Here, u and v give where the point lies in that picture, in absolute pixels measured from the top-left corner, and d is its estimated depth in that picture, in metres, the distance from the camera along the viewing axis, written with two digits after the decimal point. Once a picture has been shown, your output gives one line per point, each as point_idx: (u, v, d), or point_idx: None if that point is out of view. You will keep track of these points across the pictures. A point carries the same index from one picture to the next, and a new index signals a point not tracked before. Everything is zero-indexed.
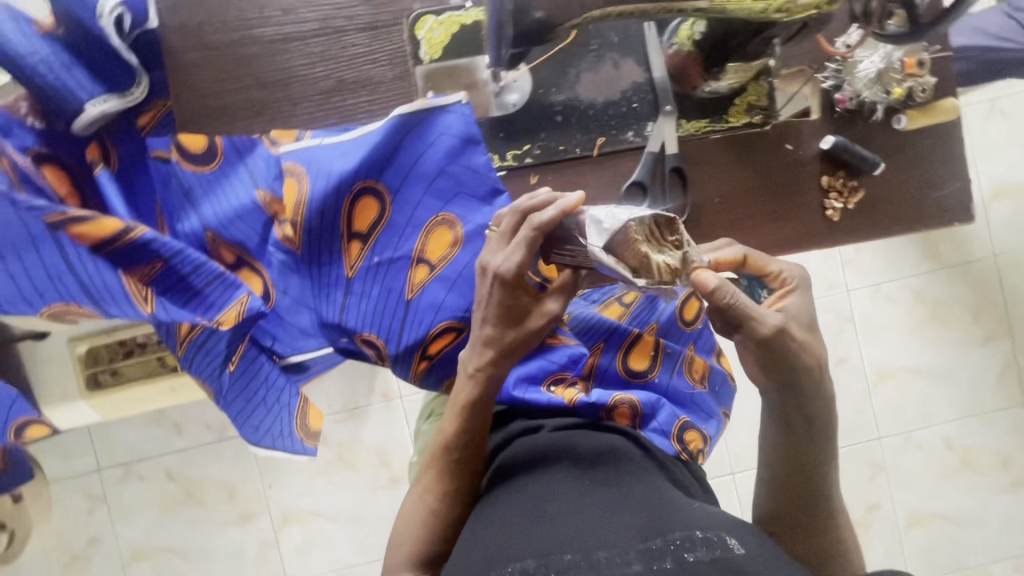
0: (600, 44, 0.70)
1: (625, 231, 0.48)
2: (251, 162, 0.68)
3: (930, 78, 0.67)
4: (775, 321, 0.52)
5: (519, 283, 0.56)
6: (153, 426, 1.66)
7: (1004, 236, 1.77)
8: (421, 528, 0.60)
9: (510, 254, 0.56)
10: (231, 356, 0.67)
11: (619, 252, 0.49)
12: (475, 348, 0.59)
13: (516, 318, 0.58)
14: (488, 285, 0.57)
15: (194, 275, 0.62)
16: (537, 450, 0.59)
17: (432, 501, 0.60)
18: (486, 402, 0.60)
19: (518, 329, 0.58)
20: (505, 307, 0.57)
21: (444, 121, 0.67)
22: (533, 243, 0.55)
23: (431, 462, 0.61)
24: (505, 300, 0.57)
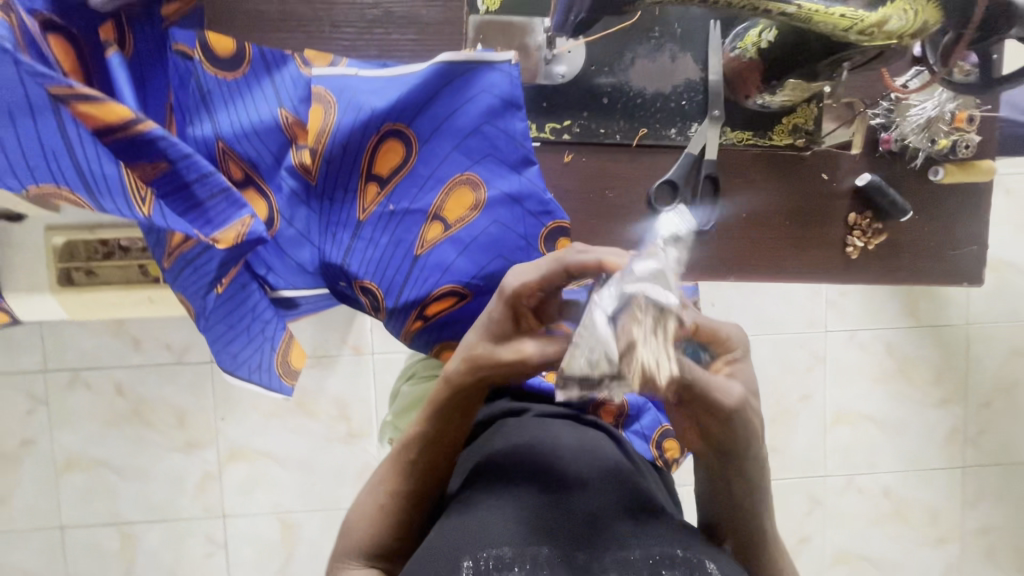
0: (662, 31, 0.67)
1: (631, 309, 0.41)
2: (278, 79, 0.64)
3: (975, 136, 0.67)
4: (737, 394, 0.46)
5: (514, 305, 0.49)
6: (110, 337, 1.59)
7: (980, 307, 1.83)
8: (370, 522, 0.53)
9: (521, 276, 0.49)
10: (222, 277, 0.63)
11: (619, 324, 0.41)
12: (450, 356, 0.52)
13: (496, 339, 0.50)
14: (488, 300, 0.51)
15: (198, 184, 0.58)
16: (519, 439, 0.56)
17: (382, 495, 0.54)
18: (454, 412, 0.52)
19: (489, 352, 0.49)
20: (485, 323, 0.50)
21: (489, 78, 0.64)
22: (554, 277, 0.49)
23: (392, 452, 0.55)
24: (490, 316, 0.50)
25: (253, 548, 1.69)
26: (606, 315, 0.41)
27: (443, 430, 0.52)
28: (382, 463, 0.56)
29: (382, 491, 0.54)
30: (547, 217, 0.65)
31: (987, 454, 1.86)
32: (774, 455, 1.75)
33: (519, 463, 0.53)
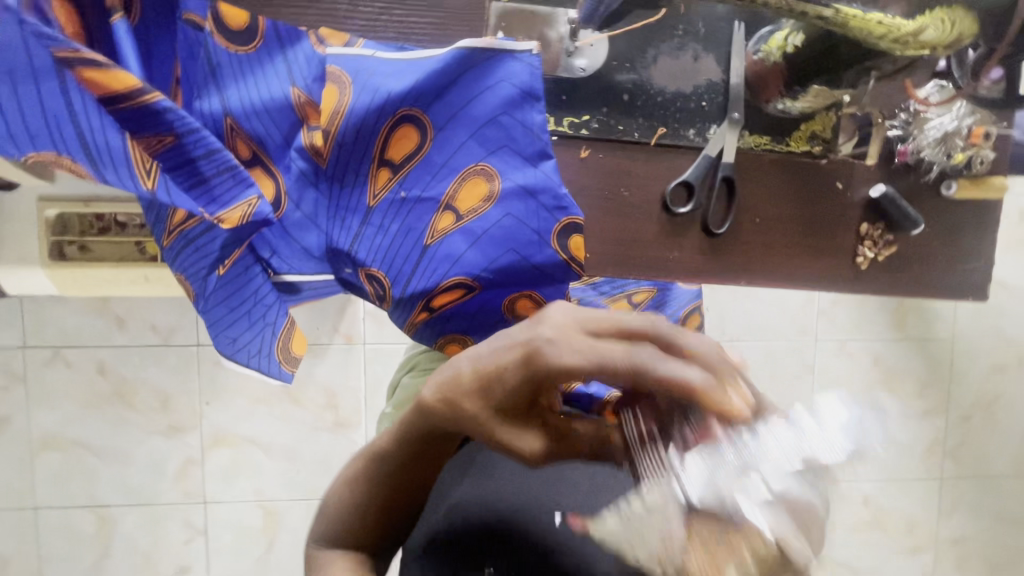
0: (686, 30, 0.66)
1: (714, 509, 0.36)
2: (292, 56, 0.62)
3: (990, 153, 0.67)
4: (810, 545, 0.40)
5: (543, 380, 0.42)
6: (93, 315, 1.55)
7: (967, 323, 1.86)
8: (338, 519, 0.50)
9: (570, 358, 0.41)
10: (224, 259, 0.62)
11: (693, 518, 0.36)
12: (442, 384, 0.44)
13: (501, 404, 0.43)
14: (518, 355, 0.42)
15: (204, 161, 0.56)
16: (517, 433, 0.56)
17: (351, 494, 0.50)
18: (429, 441, 0.47)
19: (487, 416, 0.43)
20: (500, 383, 0.42)
21: (509, 68, 0.63)
22: (611, 371, 0.40)
23: (365, 450, 0.51)
24: (510, 379, 0.42)
25: (234, 535, 1.66)
26: (687, 495, 0.36)
27: (422, 448, 0.47)
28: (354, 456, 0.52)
29: (353, 489, 0.50)
30: (561, 213, 0.64)
31: (965, 467, 1.90)
32: None
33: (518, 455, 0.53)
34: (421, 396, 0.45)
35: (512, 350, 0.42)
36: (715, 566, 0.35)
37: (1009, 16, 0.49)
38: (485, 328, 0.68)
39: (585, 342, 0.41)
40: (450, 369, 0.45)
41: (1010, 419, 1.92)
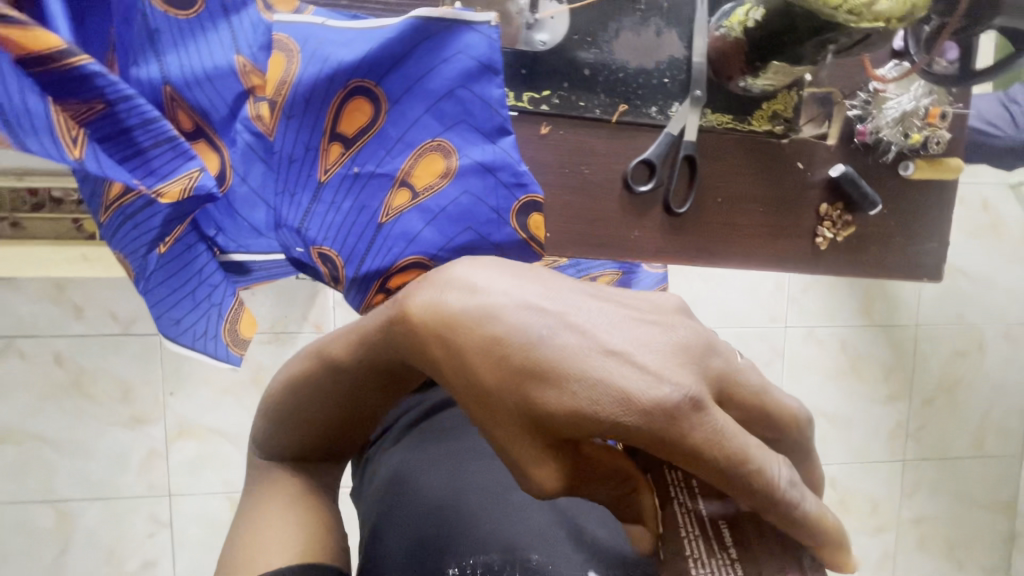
0: (648, 5, 0.65)
1: None
2: (236, 22, 0.58)
3: (946, 133, 0.67)
4: None
5: (632, 438, 0.36)
6: (49, 302, 1.48)
7: (930, 310, 1.91)
8: (278, 412, 0.55)
9: (701, 438, 0.36)
10: (165, 236, 0.59)
11: None
12: (471, 335, 0.38)
13: (536, 411, 0.37)
14: (616, 379, 0.35)
15: (139, 131, 0.53)
16: (467, 442, 0.67)
17: (293, 391, 0.53)
18: (402, 353, 0.44)
19: (503, 405, 0.38)
20: (559, 390, 0.36)
21: (466, 39, 0.61)
22: (746, 474, 0.37)
23: (311, 354, 0.52)
24: (576, 398, 0.35)
25: (200, 527, 1.63)
26: None
27: (383, 367, 0.47)
28: (303, 356, 0.53)
29: (298, 391, 0.52)
30: (521, 190, 0.63)
31: (926, 450, 1.96)
32: None
33: (460, 468, 0.64)
34: (423, 318, 0.40)
35: (622, 378, 0.36)
36: None
37: None
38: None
39: (723, 428, 0.37)
40: (506, 317, 0.37)
41: (971, 404, 1.98)
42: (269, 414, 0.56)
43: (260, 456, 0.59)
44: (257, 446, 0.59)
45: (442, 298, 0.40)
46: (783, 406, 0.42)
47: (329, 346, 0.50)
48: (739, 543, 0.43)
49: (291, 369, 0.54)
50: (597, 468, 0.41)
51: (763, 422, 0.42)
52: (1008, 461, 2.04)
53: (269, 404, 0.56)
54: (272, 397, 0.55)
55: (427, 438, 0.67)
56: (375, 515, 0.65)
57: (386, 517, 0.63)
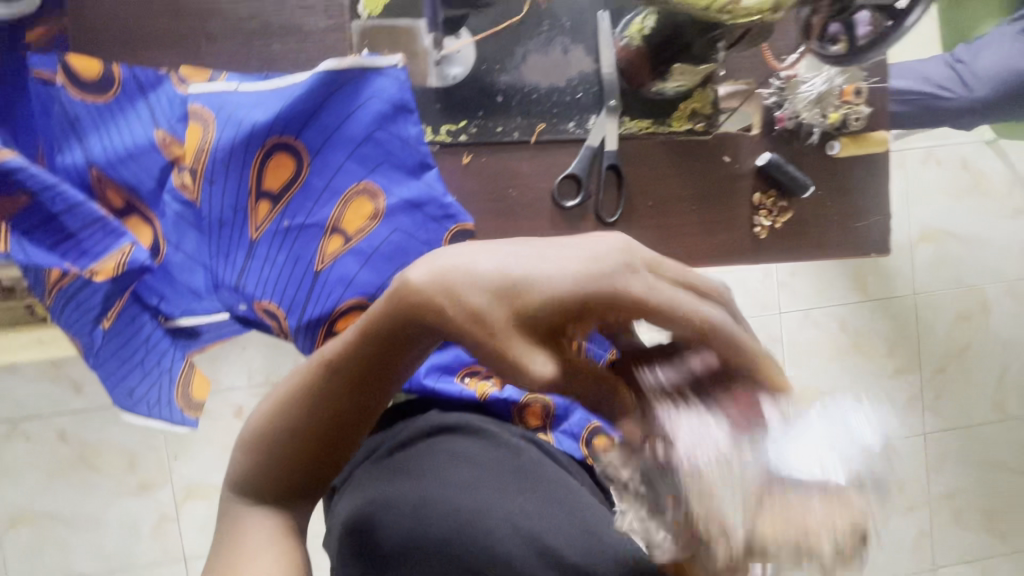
0: (551, 25, 0.67)
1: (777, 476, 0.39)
2: (153, 99, 0.61)
3: (865, 108, 0.69)
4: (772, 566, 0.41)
5: (596, 306, 0.40)
6: (49, 382, 1.50)
7: (927, 279, 1.85)
8: (267, 446, 0.50)
9: (640, 292, 0.41)
10: (107, 312, 0.60)
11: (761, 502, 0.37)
12: (466, 278, 0.40)
13: (529, 316, 0.39)
14: (579, 271, 0.40)
15: (66, 216, 0.56)
16: (449, 466, 0.64)
17: (286, 414, 0.49)
18: (403, 334, 0.44)
19: (502, 326, 0.39)
20: (545, 286, 0.39)
21: (377, 84, 0.63)
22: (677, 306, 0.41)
23: (302, 374, 0.50)
24: (557, 292, 0.39)
25: None
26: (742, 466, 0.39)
27: (382, 360, 0.46)
28: (294, 375, 0.50)
29: (291, 409, 0.49)
30: (450, 221, 0.64)
31: (944, 421, 1.87)
32: None
33: (441, 499, 0.61)
34: (421, 281, 0.40)
35: (585, 268, 0.41)
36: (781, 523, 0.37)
37: None
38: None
39: (654, 285, 0.42)
40: (489, 257, 0.40)
41: (983, 369, 1.90)
42: (255, 446, 0.51)
43: (235, 505, 0.52)
44: (231, 491, 0.52)
45: (437, 261, 0.41)
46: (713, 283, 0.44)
47: (326, 358, 0.48)
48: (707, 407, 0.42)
49: (281, 391, 0.51)
50: (586, 366, 0.41)
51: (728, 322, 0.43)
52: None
53: (254, 432, 0.51)
54: (260, 426, 0.51)
55: (402, 466, 0.64)
56: (342, 545, 0.63)
57: (359, 539, 0.61)
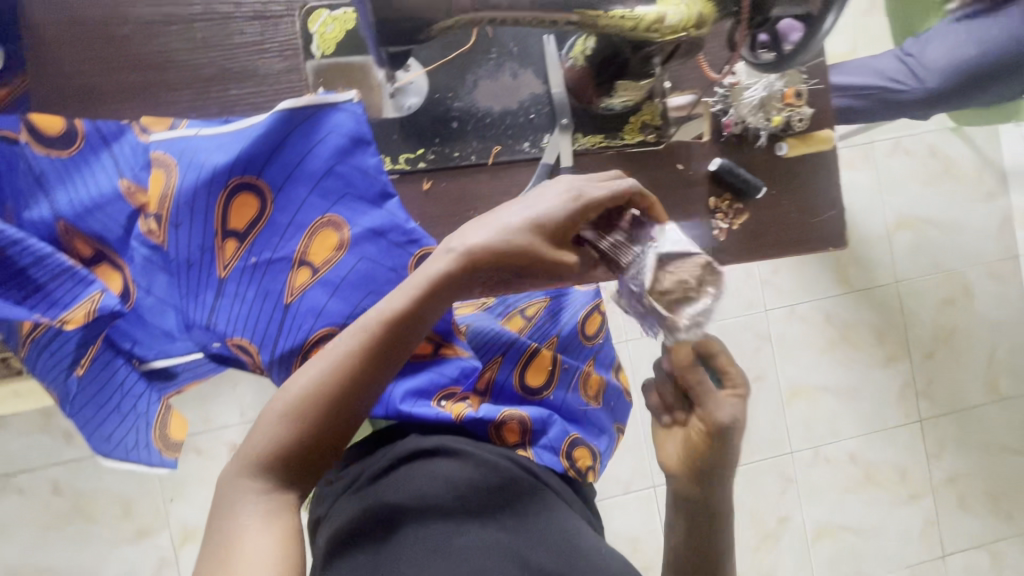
0: (500, 52, 0.69)
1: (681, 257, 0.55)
2: (116, 149, 0.63)
3: (807, 110, 0.71)
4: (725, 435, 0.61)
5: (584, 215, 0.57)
6: (40, 434, 1.45)
7: (907, 266, 1.79)
8: (322, 402, 0.48)
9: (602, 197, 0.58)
10: (80, 359, 0.61)
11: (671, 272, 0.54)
12: (516, 221, 0.54)
13: (551, 233, 0.55)
14: (570, 196, 0.56)
15: (34, 268, 0.57)
16: (430, 486, 0.64)
17: (348, 368, 0.49)
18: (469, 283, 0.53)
19: (544, 247, 0.55)
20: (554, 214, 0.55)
21: (334, 119, 0.65)
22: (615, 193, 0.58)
23: (361, 329, 0.50)
24: (565, 214, 0.56)
25: None
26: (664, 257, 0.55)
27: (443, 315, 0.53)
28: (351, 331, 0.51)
29: (354, 361, 0.49)
30: (414, 246, 0.66)
31: (940, 406, 1.78)
32: None
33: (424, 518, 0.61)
34: (487, 238, 0.53)
35: (569, 193, 0.57)
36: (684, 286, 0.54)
37: None
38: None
39: (603, 187, 0.59)
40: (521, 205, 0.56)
41: (973, 352, 1.84)
42: (299, 410, 0.48)
43: (252, 484, 0.47)
44: (250, 466, 0.47)
45: (487, 219, 0.55)
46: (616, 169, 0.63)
47: (386, 315, 0.51)
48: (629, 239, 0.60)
49: (336, 353, 0.50)
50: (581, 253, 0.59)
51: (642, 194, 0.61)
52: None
53: (299, 397, 0.48)
54: (306, 388, 0.48)
55: (382, 492, 0.65)
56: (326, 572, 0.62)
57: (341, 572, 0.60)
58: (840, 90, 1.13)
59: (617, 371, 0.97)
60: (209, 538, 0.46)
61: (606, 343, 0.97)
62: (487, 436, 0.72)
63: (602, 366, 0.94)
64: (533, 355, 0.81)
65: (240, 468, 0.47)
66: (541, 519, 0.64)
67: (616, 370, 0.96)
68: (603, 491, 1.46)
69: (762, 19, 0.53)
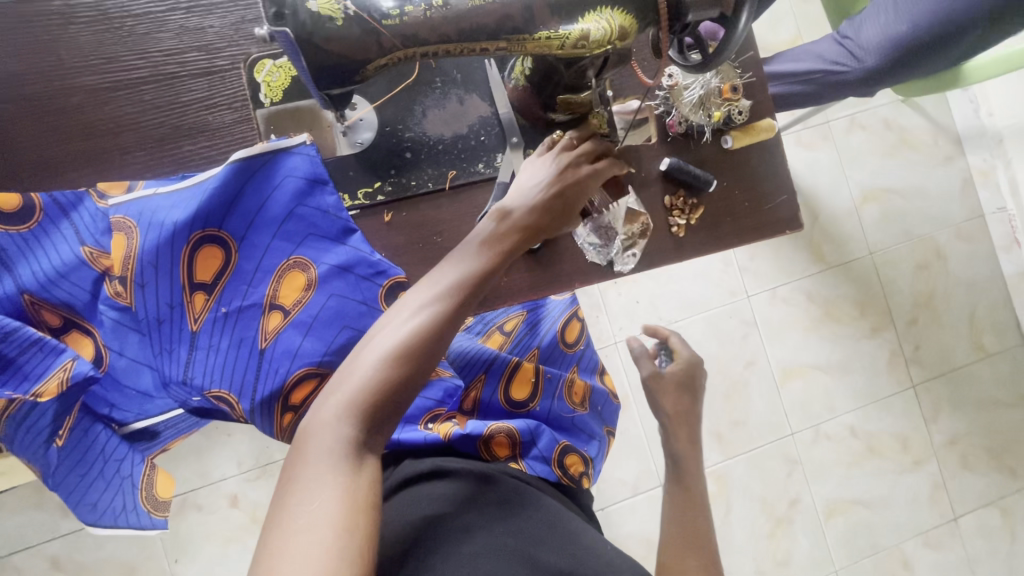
0: (444, 81, 0.71)
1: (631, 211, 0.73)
2: (77, 217, 0.63)
3: (744, 102, 0.74)
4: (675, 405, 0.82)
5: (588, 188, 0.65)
6: (32, 510, 1.37)
7: (879, 237, 1.75)
8: (414, 351, 0.51)
9: (601, 172, 0.66)
10: (59, 430, 0.61)
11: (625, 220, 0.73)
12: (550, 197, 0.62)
13: (570, 208, 0.64)
14: (578, 174, 0.64)
15: (3, 344, 0.57)
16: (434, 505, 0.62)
17: (439, 322, 0.52)
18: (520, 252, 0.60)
19: (563, 219, 0.64)
20: (571, 191, 0.64)
21: (289, 163, 0.65)
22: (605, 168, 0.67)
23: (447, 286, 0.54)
24: (579, 188, 0.64)
25: None
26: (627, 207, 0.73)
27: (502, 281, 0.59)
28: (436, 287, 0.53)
29: (445, 315, 0.52)
30: (382, 277, 0.66)
31: (930, 367, 1.75)
32: (738, 429, 1.60)
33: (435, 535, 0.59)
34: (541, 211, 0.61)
35: (578, 170, 0.65)
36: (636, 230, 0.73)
37: None
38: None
39: (601, 163, 0.66)
40: (553, 178, 0.63)
41: (954, 311, 1.79)
42: (398, 357, 0.50)
43: (349, 431, 0.48)
44: (347, 412, 0.48)
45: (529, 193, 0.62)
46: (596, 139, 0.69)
47: (469, 274, 0.55)
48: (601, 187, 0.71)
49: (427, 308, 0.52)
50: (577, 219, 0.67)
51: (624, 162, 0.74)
52: (1020, 353, 1.82)
53: (396, 345, 0.50)
54: (401, 338, 0.50)
55: (382, 520, 0.62)
56: None
57: None
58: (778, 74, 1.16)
59: (603, 375, 0.98)
60: (294, 487, 0.45)
61: (587, 348, 0.98)
62: (477, 452, 0.71)
63: (586, 371, 0.95)
64: (516, 369, 0.82)
65: (336, 412, 0.48)
66: (544, 526, 0.63)
67: (601, 371, 0.98)
68: (610, 496, 1.46)
69: (681, 25, 0.55)
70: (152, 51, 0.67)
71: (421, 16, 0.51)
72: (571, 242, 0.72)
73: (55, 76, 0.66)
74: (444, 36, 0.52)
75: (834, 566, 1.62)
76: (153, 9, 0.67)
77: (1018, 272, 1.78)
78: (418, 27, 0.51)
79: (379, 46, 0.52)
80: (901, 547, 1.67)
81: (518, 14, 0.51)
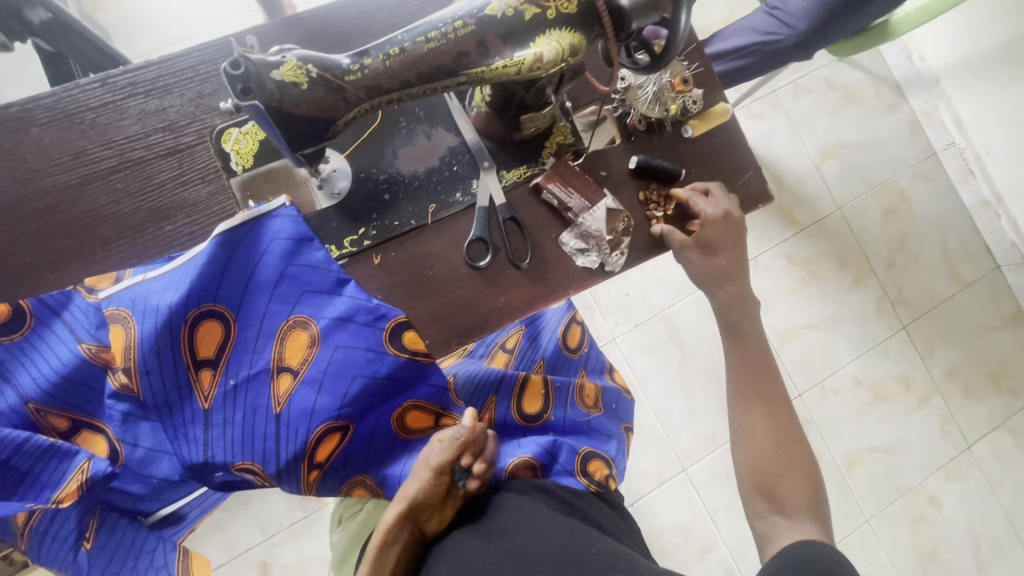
0: (408, 119, 0.73)
1: (612, 211, 0.75)
2: (68, 316, 0.62)
3: (696, 92, 0.77)
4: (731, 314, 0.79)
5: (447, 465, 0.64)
6: None
7: (844, 191, 1.80)
8: None
9: (446, 444, 0.65)
10: (85, 533, 0.59)
11: (609, 219, 0.74)
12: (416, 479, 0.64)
13: (437, 479, 0.64)
14: (431, 453, 0.65)
15: (16, 457, 0.57)
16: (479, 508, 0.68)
17: None
18: (408, 527, 0.63)
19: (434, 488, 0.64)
20: (429, 462, 0.64)
21: (272, 227, 0.65)
22: (456, 447, 0.65)
23: None
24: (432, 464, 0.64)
25: None
26: (608, 207, 0.75)
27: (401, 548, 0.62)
28: None
29: None
30: (383, 321, 0.67)
31: (917, 306, 1.80)
32: None
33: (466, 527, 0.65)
34: (415, 488, 0.63)
35: (438, 450, 0.65)
36: (618, 227, 0.75)
37: (593, 7, 0.54)
38: (387, 446, 0.72)
39: (446, 437, 0.66)
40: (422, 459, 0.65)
41: (928, 249, 1.84)
42: None
43: None
44: None
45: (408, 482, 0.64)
46: (464, 427, 0.66)
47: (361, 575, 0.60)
48: (576, 193, 0.74)
49: None
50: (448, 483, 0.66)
51: (597, 165, 0.76)
52: (1000, 276, 1.87)
53: None
54: None
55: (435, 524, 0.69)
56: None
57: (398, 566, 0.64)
58: (717, 57, 1.21)
59: (611, 373, 1.00)
60: None
61: (591, 350, 1.00)
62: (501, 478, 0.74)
63: (595, 373, 0.98)
64: (525, 383, 0.83)
65: None
66: (537, 539, 0.61)
67: (612, 369, 1.00)
68: (638, 490, 1.47)
69: (626, 35, 0.57)
70: (118, 139, 0.68)
71: (380, 67, 0.53)
72: (559, 251, 0.75)
73: (23, 182, 0.66)
74: (406, 81, 0.54)
75: (865, 517, 1.64)
76: (111, 99, 0.67)
77: (979, 201, 1.84)
78: (380, 76, 0.53)
79: (345, 102, 0.54)
80: (925, 486, 1.70)
81: (473, 50, 0.53)
